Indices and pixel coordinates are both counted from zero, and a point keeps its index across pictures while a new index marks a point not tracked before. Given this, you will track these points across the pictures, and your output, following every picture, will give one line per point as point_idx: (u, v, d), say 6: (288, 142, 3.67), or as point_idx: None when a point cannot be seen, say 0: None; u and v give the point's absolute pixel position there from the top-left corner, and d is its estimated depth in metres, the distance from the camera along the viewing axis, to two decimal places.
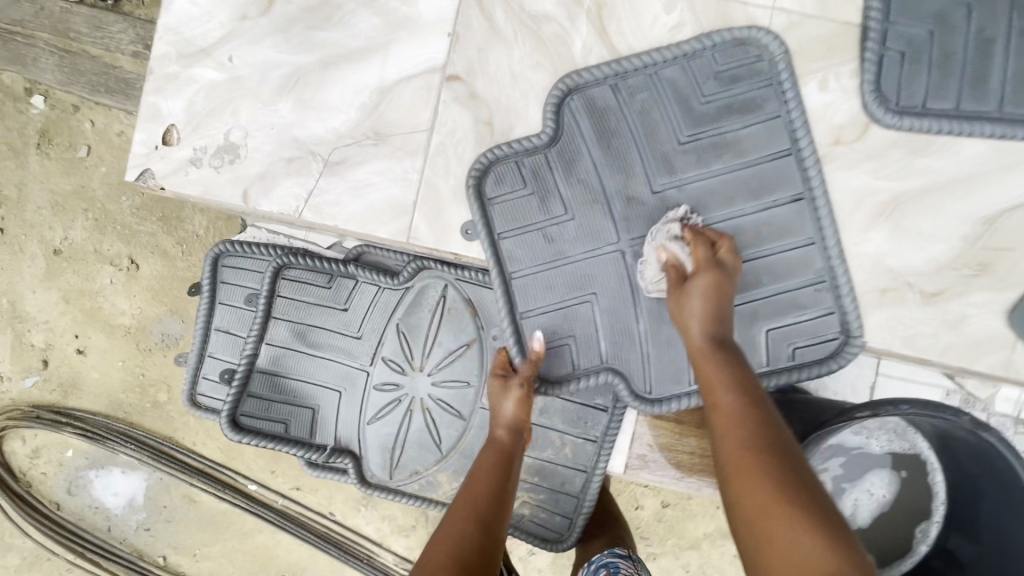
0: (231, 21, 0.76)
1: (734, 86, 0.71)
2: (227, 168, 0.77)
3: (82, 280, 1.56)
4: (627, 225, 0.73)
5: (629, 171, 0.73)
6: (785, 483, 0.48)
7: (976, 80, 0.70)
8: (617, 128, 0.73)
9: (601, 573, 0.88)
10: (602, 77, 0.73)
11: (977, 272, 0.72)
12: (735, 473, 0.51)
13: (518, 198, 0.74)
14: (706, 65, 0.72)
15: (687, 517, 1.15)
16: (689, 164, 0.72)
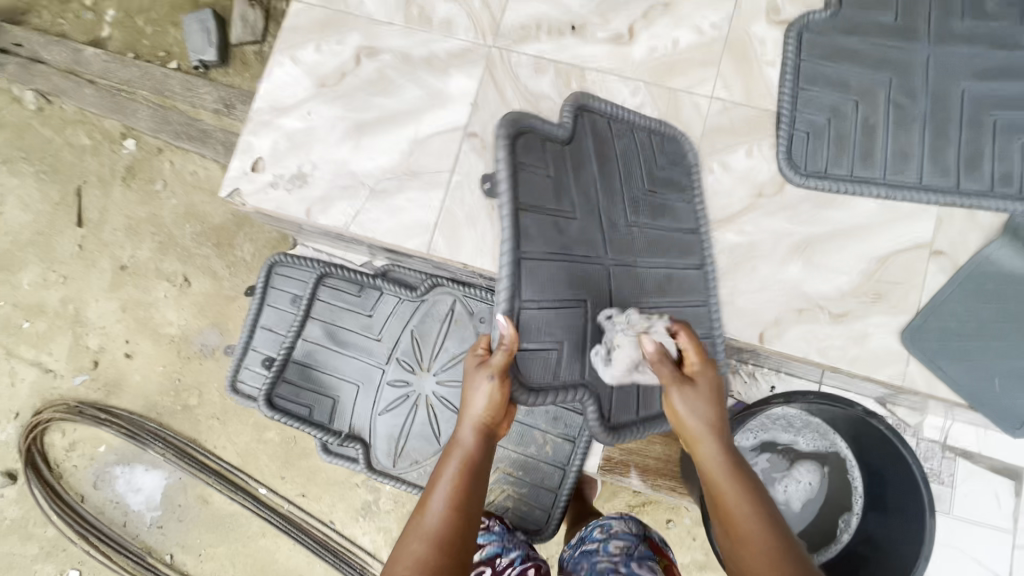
0: (312, 86, 1.03)
1: (682, 156, 0.93)
2: (296, 191, 1.00)
3: (140, 293, 1.79)
4: (609, 244, 0.79)
5: (614, 199, 0.81)
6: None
7: (863, 155, 0.93)
8: (608, 159, 0.82)
9: (597, 532, 0.91)
10: (605, 111, 0.84)
11: (874, 299, 0.91)
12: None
13: (539, 172, 0.72)
14: (657, 144, 0.90)
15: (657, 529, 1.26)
16: (647, 213, 0.85)
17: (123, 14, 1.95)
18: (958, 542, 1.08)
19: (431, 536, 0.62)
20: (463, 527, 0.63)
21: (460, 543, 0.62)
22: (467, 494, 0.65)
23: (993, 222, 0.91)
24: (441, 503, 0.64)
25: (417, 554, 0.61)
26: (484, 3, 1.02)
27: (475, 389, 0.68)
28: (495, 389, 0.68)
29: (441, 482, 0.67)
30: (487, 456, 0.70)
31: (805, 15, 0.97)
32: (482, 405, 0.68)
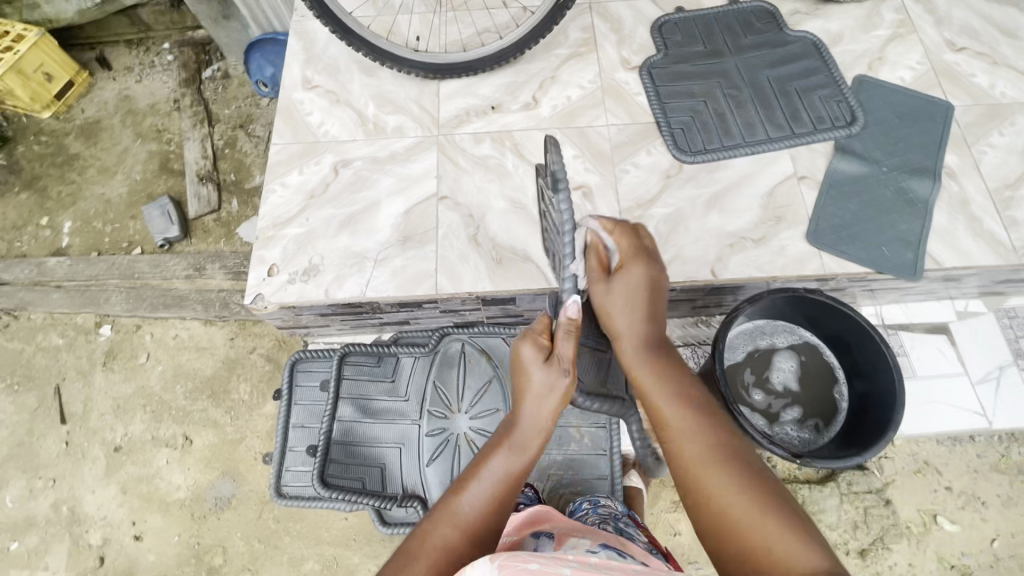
0: (304, 200, 1.26)
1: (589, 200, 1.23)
2: (311, 279, 1.18)
3: (140, 467, 1.74)
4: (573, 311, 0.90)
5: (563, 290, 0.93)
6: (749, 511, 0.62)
7: (723, 132, 1.28)
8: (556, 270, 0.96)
9: (585, 502, 1.10)
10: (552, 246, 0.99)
11: (778, 220, 1.19)
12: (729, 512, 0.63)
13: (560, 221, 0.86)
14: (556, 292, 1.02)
15: None
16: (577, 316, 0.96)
17: (81, 222, 2.12)
18: (933, 397, 1.29)
19: (465, 524, 0.71)
20: (491, 521, 0.72)
21: (486, 536, 0.71)
22: (503, 496, 0.74)
23: (827, 147, 1.27)
24: (477, 494, 0.74)
25: (445, 536, 0.69)
26: (422, 108, 1.35)
27: (537, 385, 0.78)
28: (564, 383, 0.77)
29: (482, 474, 0.76)
30: (530, 462, 0.77)
31: (647, 59, 1.38)
32: (540, 401, 0.77)
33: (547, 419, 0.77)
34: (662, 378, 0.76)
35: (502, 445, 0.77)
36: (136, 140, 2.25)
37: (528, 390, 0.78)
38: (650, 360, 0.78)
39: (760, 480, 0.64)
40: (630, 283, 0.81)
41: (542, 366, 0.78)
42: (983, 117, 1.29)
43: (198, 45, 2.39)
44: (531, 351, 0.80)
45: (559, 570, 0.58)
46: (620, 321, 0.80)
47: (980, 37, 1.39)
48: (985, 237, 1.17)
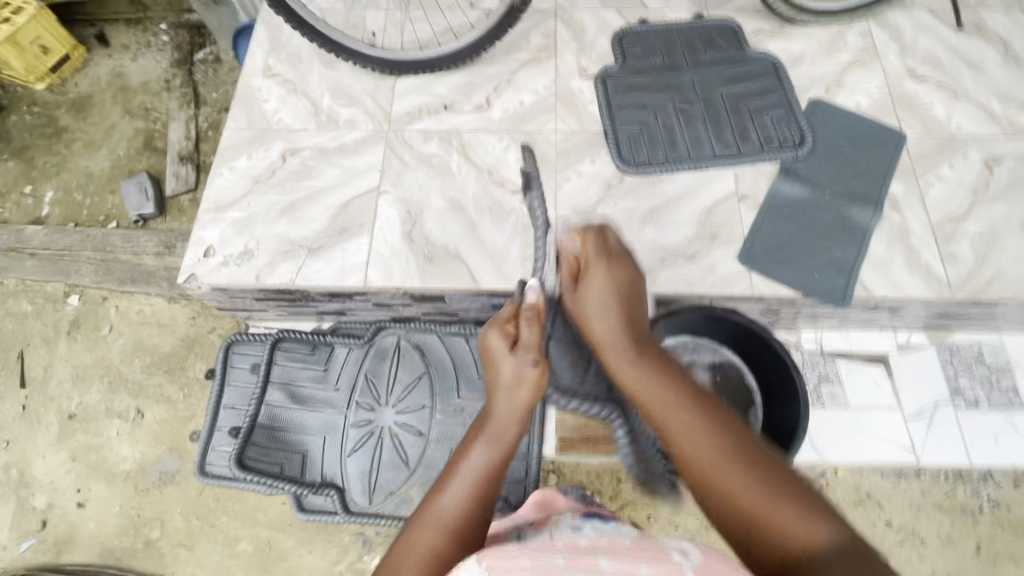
0: (250, 184, 1.28)
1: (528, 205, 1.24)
2: (245, 264, 1.20)
3: (90, 436, 1.74)
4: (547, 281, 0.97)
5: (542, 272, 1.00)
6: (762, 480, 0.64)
7: (670, 146, 1.28)
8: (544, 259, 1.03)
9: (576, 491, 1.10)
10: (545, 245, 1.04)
11: (712, 238, 1.19)
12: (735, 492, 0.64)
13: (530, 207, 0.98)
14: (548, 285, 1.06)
15: (642, 506, 1.31)
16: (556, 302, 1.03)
17: (62, 192, 2.15)
18: (865, 428, 1.28)
19: (447, 523, 0.69)
20: (474, 520, 0.71)
21: (471, 532, 0.69)
22: (484, 486, 0.75)
23: (773, 167, 1.26)
24: (458, 490, 0.73)
25: (432, 542, 0.67)
26: (376, 103, 1.36)
27: (509, 374, 0.85)
28: (532, 371, 0.85)
29: (462, 472, 0.76)
30: (510, 449, 0.81)
31: (604, 69, 1.38)
32: (513, 388, 0.84)
33: (518, 409, 0.83)
34: (661, 382, 0.79)
35: (477, 443, 0.80)
36: (123, 117, 2.25)
37: (498, 382, 0.86)
38: (640, 363, 0.82)
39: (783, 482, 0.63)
40: (601, 320, 0.90)
41: (510, 354, 0.86)
42: (936, 149, 1.27)
43: (192, 28, 2.38)
44: (500, 336, 0.89)
45: (552, 561, 0.54)
46: (608, 346, 0.87)
47: (943, 68, 1.37)
48: (921, 269, 1.16)
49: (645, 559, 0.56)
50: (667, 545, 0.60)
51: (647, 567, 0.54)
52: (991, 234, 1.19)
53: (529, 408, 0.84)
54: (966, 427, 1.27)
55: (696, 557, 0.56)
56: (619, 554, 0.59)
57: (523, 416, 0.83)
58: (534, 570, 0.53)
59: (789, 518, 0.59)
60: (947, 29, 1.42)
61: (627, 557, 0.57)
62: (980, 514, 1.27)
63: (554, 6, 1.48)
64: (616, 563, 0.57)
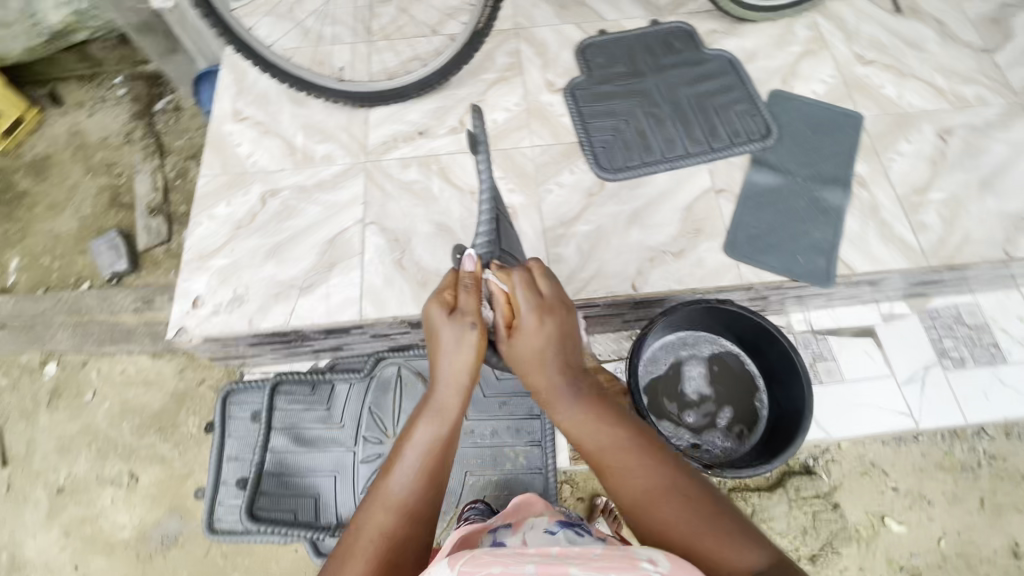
0: (232, 229, 1.27)
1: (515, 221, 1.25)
2: (236, 310, 1.18)
3: (83, 508, 1.66)
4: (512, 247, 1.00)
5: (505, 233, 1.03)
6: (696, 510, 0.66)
7: (644, 149, 1.32)
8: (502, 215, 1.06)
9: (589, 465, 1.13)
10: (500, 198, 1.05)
11: (697, 233, 1.22)
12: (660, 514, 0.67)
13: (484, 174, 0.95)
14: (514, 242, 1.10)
15: None
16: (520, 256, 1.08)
17: (28, 257, 2.06)
18: (864, 399, 1.32)
19: (402, 503, 0.71)
20: (425, 498, 0.72)
21: (428, 512, 0.72)
22: (429, 467, 0.74)
23: (744, 160, 1.31)
24: (405, 473, 0.73)
25: (383, 524, 0.69)
26: (351, 136, 1.37)
27: (446, 339, 0.79)
28: (471, 334, 0.79)
29: (409, 448, 0.75)
30: (454, 426, 0.78)
31: (571, 81, 1.42)
32: (456, 351, 0.79)
33: (462, 373, 0.79)
34: (592, 415, 0.79)
35: (424, 416, 0.77)
36: (86, 175, 2.19)
37: (441, 343, 0.79)
38: (574, 401, 0.80)
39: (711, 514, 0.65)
40: (535, 332, 0.82)
41: (449, 320, 0.80)
42: (892, 126, 1.34)
43: (149, 78, 2.34)
44: (438, 304, 0.80)
45: (520, 568, 0.54)
46: (542, 373, 0.82)
47: (888, 50, 1.45)
48: (895, 241, 1.21)
49: (618, 566, 0.54)
50: (635, 551, 0.57)
51: None
52: (954, 201, 1.26)
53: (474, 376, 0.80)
54: (957, 387, 1.32)
55: (666, 565, 0.54)
56: (590, 561, 0.55)
57: (466, 386, 0.79)
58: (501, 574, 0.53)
59: (718, 541, 0.62)
60: (886, 14, 1.51)
61: (598, 564, 0.54)
62: (979, 470, 1.32)
63: (514, 26, 1.51)
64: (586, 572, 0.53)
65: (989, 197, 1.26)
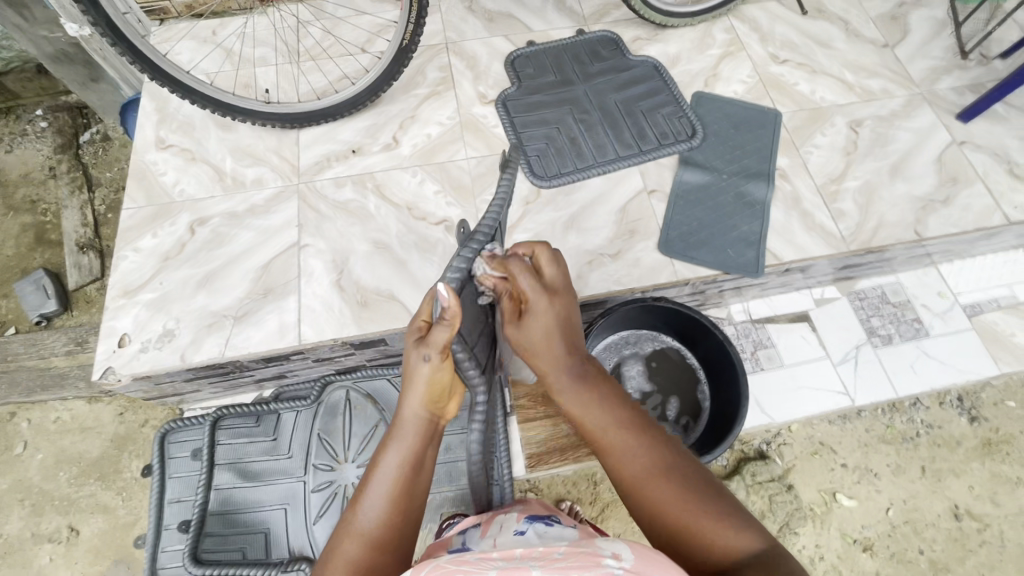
0: (159, 262, 1.22)
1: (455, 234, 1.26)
2: (166, 346, 1.13)
3: (19, 570, 1.54)
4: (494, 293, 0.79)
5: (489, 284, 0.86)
6: (698, 492, 0.66)
7: (576, 155, 1.34)
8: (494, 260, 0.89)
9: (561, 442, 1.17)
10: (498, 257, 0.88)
11: (632, 234, 1.25)
12: (657, 498, 0.67)
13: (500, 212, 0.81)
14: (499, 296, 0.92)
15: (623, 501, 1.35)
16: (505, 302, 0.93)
17: None
18: (803, 382, 1.37)
19: (367, 536, 0.70)
20: (393, 524, 0.71)
21: (395, 540, 0.71)
22: (399, 492, 0.72)
23: (673, 160, 1.35)
24: (374, 502, 0.71)
25: (349, 552, 0.69)
26: (282, 158, 1.35)
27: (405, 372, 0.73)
28: (427, 369, 0.72)
29: (377, 477, 0.73)
30: (422, 447, 0.75)
31: (502, 92, 1.44)
32: (421, 388, 0.73)
33: (421, 406, 0.74)
34: (592, 407, 0.77)
35: (391, 440, 0.75)
36: (7, 214, 2.06)
37: (409, 375, 0.73)
38: (577, 377, 0.80)
39: (711, 496, 0.66)
40: (543, 314, 0.81)
41: (416, 350, 0.72)
42: (808, 121, 1.41)
43: (73, 110, 2.23)
44: (410, 337, 0.75)
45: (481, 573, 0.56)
46: (544, 353, 0.81)
47: (800, 49, 1.53)
48: (818, 229, 1.28)
49: (580, 565, 0.55)
50: (600, 547, 0.59)
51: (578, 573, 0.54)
52: (868, 188, 1.33)
53: (437, 408, 0.77)
54: (887, 363, 1.39)
55: (628, 558, 0.56)
56: (553, 561, 0.57)
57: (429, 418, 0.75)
58: None
59: (717, 525, 0.63)
60: (795, 15, 1.59)
61: (559, 564, 0.56)
62: (917, 440, 1.39)
63: (444, 40, 1.53)
64: (548, 571, 0.55)
65: (899, 182, 1.34)
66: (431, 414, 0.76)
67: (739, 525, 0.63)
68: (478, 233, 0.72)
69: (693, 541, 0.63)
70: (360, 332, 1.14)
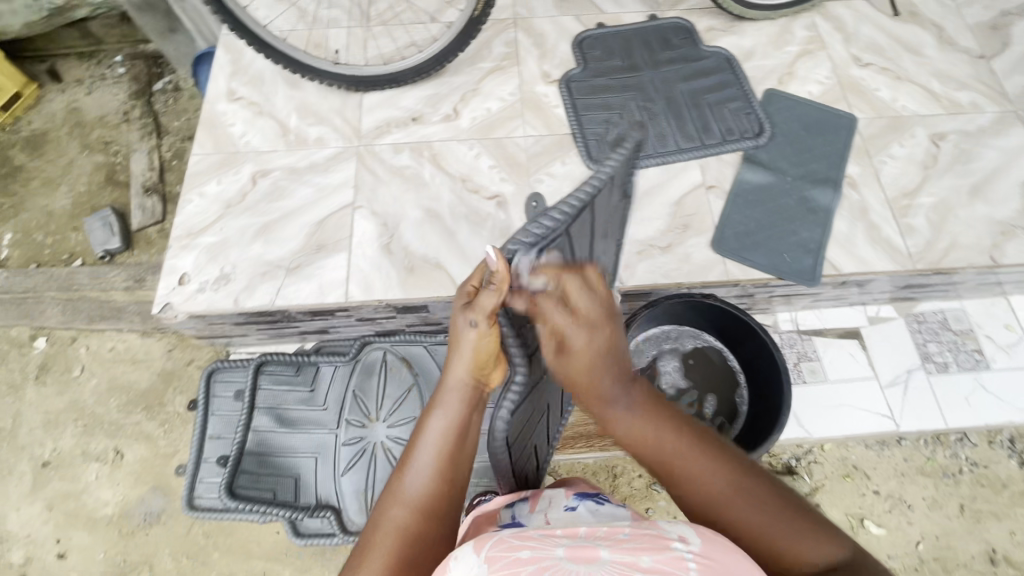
0: (222, 209, 1.27)
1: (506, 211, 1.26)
2: (221, 289, 1.18)
3: (67, 483, 1.64)
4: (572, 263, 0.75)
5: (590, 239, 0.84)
6: (773, 505, 0.61)
7: (636, 143, 1.32)
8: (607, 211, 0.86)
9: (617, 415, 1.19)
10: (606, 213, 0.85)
11: (685, 228, 1.23)
12: (729, 512, 0.62)
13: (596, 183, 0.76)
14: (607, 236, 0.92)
15: (644, 497, 1.34)
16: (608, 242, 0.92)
17: (21, 232, 2.03)
18: (845, 400, 1.32)
19: (414, 503, 0.68)
20: (440, 490, 0.69)
21: (444, 508, 0.69)
22: (446, 458, 0.70)
23: (736, 157, 1.31)
24: (420, 470, 0.69)
25: (397, 518, 0.67)
26: (345, 120, 1.37)
27: (453, 337, 0.70)
28: (474, 335, 0.68)
29: (421, 445, 0.71)
30: (472, 414, 0.72)
31: (566, 73, 1.42)
32: (467, 354, 0.70)
33: (469, 373, 0.70)
34: (651, 420, 0.70)
35: (436, 406, 0.72)
36: (82, 152, 2.17)
37: (455, 339, 0.70)
38: (628, 398, 0.71)
39: (783, 506, 0.61)
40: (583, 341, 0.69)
41: (465, 318, 0.69)
42: (885, 129, 1.34)
43: (149, 59, 2.32)
44: (459, 302, 0.71)
45: (550, 551, 0.57)
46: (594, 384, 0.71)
47: (885, 54, 1.45)
48: (883, 243, 1.22)
49: (647, 548, 0.55)
50: (664, 529, 0.60)
51: (648, 556, 0.54)
52: (942, 206, 1.26)
53: (485, 375, 0.72)
54: (939, 391, 1.32)
55: (696, 542, 0.56)
56: (619, 542, 0.57)
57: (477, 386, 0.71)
58: (534, 560, 0.55)
59: (796, 534, 0.59)
60: (883, 17, 1.51)
61: (628, 545, 0.56)
62: (960, 476, 1.33)
63: (513, 16, 1.51)
64: (616, 553, 0.56)
65: (978, 203, 1.26)
66: (478, 381, 0.72)
67: (815, 529, 0.60)
68: (554, 205, 0.69)
69: (770, 555, 0.59)
70: (404, 297, 1.16)
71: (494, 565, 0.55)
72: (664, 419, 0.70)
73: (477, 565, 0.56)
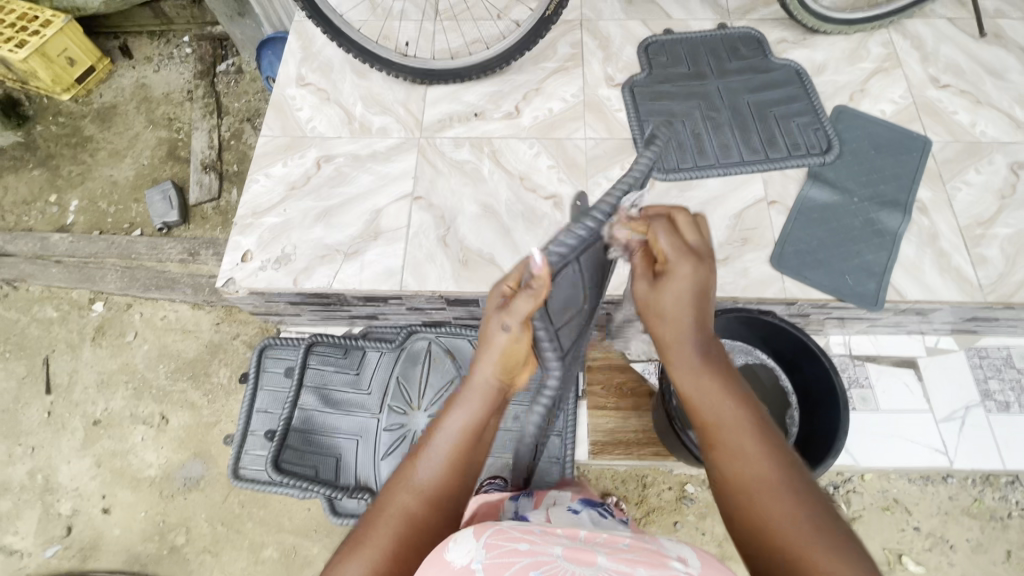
0: (286, 191, 1.30)
1: (562, 213, 1.26)
2: (282, 268, 1.22)
3: (115, 442, 1.71)
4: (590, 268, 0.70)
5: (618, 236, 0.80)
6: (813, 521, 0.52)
7: (697, 152, 1.30)
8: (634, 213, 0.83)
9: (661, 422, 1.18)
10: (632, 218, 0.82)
11: (744, 242, 1.21)
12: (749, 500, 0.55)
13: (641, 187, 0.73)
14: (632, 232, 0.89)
15: (674, 510, 1.33)
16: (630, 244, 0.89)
17: (87, 200, 2.13)
18: (895, 430, 1.28)
19: (425, 494, 0.63)
20: (452, 485, 0.65)
21: (452, 501, 0.64)
22: (461, 453, 0.66)
23: (800, 173, 1.28)
24: (433, 462, 0.65)
25: (406, 506, 0.62)
26: (407, 112, 1.39)
27: (481, 335, 0.66)
28: (504, 339, 0.65)
29: (439, 433, 0.67)
30: (489, 413, 0.68)
31: (630, 77, 1.41)
32: (496, 354, 0.66)
33: (493, 377, 0.67)
34: (716, 386, 0.63)
35: (457, 399, 0.68)
36: (147, 127, 2.25)
37: (483, 339, 0.66)
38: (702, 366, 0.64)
39: (825, 527, 0.51)
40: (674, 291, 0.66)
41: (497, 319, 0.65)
42: (961, 154, 1.29)
43: (215, 40, 2.40)
44: (493, 299, 0.67)
45: (549, 549, 0.51)
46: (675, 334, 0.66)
47: (966, 76, 1.39)
48: (952, 272, 1.17)
49: (644, 564, 0.49)
50: (664, 547, 0.53)
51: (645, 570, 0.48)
52: (1019, 238, 1.20)
53: (511, 376, 0.69)
54: (999, 430, 1.27)
55: (696, 565, 0.50)
56: (618, 551, 0.51)
57: (500, 390, 0.68)
58: (530, 555, 0.50)
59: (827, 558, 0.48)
60: (965, 37, 1.45)
61: (626, 555, 0.51)
62: (1009, 520, 1.27)
63: (580, 18, 1.51)
64: (615, 562, 0.50)
65: None
66: (504, 382, 0.69)
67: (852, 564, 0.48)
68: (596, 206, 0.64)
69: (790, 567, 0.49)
70: (455, 289, 1.18)
71: (491, 552, 0.50)
72: (732, 388, 0.63)
73: (473, 550, 0.50)
